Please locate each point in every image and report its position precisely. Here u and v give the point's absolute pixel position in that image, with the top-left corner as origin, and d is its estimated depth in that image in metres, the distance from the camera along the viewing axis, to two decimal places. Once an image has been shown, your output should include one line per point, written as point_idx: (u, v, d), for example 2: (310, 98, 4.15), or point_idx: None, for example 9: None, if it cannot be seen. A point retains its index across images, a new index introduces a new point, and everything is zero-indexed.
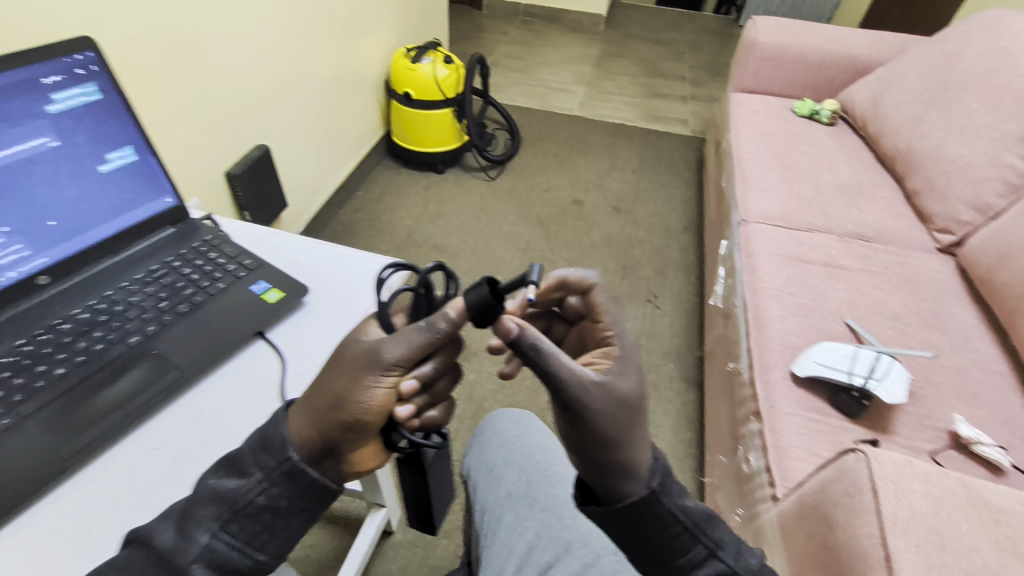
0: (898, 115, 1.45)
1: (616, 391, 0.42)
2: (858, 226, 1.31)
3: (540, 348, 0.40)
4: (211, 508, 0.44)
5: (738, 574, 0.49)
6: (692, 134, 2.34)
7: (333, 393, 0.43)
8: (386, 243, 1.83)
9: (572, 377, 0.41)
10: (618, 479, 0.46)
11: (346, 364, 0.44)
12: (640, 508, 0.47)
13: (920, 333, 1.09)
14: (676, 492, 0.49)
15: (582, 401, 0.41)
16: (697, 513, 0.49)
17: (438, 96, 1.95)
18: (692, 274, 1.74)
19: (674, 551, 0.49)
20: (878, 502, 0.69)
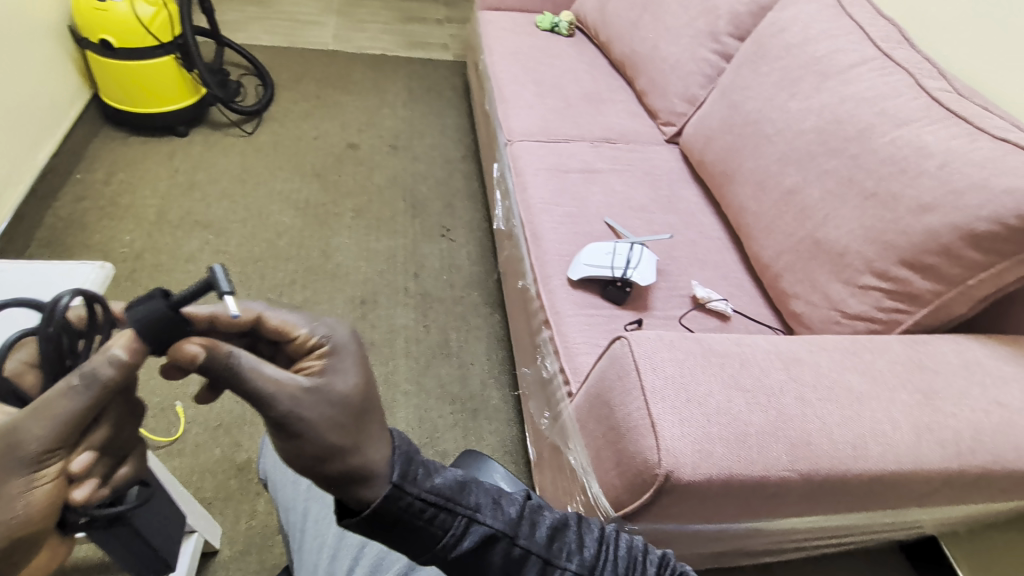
0: (620, 21, 1.57)
1: (334, 391, 0.43)
2: (604, 131, 1.43)
3: (234, 365, 0.39)
4: None
5: (499, 529, 0.53)
6: (455, 58, 2.29)
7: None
8: (131, 231, 1.51)
9: (278, 391, 0.40)
10: (354, 485, 0.45)
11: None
12: (386, 507, 0.46)
13: (662, 218, 1.25)
14: (422, 475, 0.49)
15: (295, 412, 0.40)
16: (448, 487, 0.51)
17: (150, 41, 1.59)
18: (479, 201, 1.76)
19: (435, 533, 0.50)
20: (643, 376, 0.78)
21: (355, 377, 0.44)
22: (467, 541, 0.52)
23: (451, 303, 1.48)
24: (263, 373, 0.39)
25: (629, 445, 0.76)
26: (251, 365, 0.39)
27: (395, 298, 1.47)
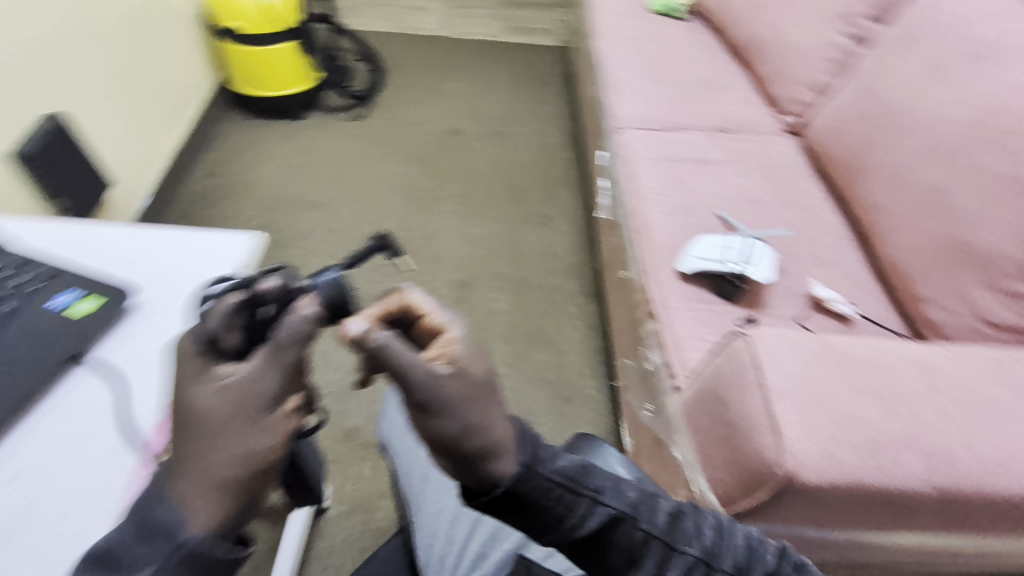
0: (743, 4, 1.50)
1: (469, 372, 0.39)
2: (718, 120, 1.36)
3: (384, 348, 0.36)
4: None
5: (626, 514, 0.45)
6: (558, 43, 2.28)
7: (218, 466, 0.31)
8: (253, 209, 1.56)
9: (423, 375, 0.37)
10: (482, 463, 0.40)
11: (210, 428, 0.31)
12: (515, 488, 0.42)
13: (779, 212, 1.17)
14: (548, 454, 0.44)
15: (436, 396, 0.37)
16: (575, 468, 0.45)
17: (276, 29, 1.63)
18: (579, 189, 1.73)
19: (558, 516, 0.44)
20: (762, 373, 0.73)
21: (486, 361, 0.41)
22: (593, 521, 0.45)
23: (549, 291, 1.48)
24: (405, 353, 0.36)
25: (746, 444, 0.71)
26: (390, 347, 0.36)
27: (494, 283, 1.47)
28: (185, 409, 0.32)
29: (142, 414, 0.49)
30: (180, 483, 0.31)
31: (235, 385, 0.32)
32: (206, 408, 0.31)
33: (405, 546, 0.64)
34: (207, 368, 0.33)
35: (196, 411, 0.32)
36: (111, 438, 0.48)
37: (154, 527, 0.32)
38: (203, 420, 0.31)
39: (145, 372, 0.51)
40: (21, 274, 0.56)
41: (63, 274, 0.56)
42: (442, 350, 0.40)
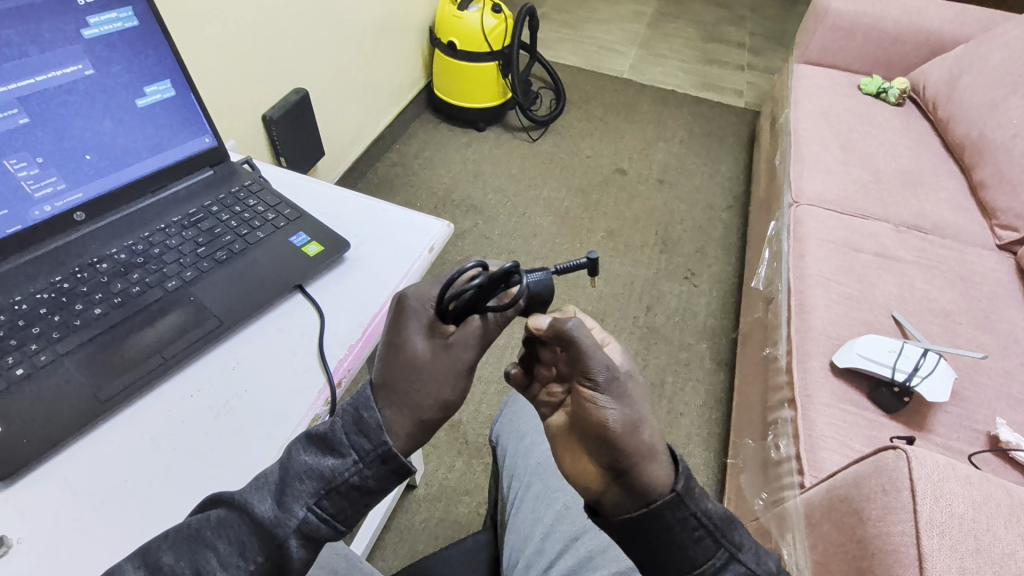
0: (973, 101, 1.34)
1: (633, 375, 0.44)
2: (916, 217, 1.21)
3: (574, 332, 0.40)
4: (308, 481, 0.38)
5: None
6: (746, 106, 2.23)
7: (422, 403, 0.38)
8: (421, 200, 1.67)
9: (603, 360, 0.40)
10: (638, 470, 0.41)
11: (424, 373, 0.38)
12: (662, 513, 0.42)
13: (970, 333, 0.99)
14: (699, 494, 0.43)
15: (613, 380, 0.40)
16: (720, 515, 0.44)
17: (484, 49, 1.74)
18: (733, 254, 1.65)
19: (694, 559, 0.43)
20: (915, 502, 0.58)
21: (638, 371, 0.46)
22: None
23: (678, 348, 1.41)
24: (591, 338, 0.41)
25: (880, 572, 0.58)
26: (576, 330, 0.40)
27: (623, 324, 1.44)
28: (405, 352, 0.39)
29: (339, 358, 0.51)
30: (388, 408, 0.38)
31: (450, 343, 0.39)
32: (425, 356, 0.39)
33: (493, 543, 0.66)
34: (430, 325, 0.40)
35: (414, 356, 0.39)
36: (314, 374, 0.50)
37: (362, 427, 0.38)
38: (421, 362, 0.39)
39: (352, 323, 0.54)
40: (268, 206, 0.61)
41: (302, 215, 0.60)
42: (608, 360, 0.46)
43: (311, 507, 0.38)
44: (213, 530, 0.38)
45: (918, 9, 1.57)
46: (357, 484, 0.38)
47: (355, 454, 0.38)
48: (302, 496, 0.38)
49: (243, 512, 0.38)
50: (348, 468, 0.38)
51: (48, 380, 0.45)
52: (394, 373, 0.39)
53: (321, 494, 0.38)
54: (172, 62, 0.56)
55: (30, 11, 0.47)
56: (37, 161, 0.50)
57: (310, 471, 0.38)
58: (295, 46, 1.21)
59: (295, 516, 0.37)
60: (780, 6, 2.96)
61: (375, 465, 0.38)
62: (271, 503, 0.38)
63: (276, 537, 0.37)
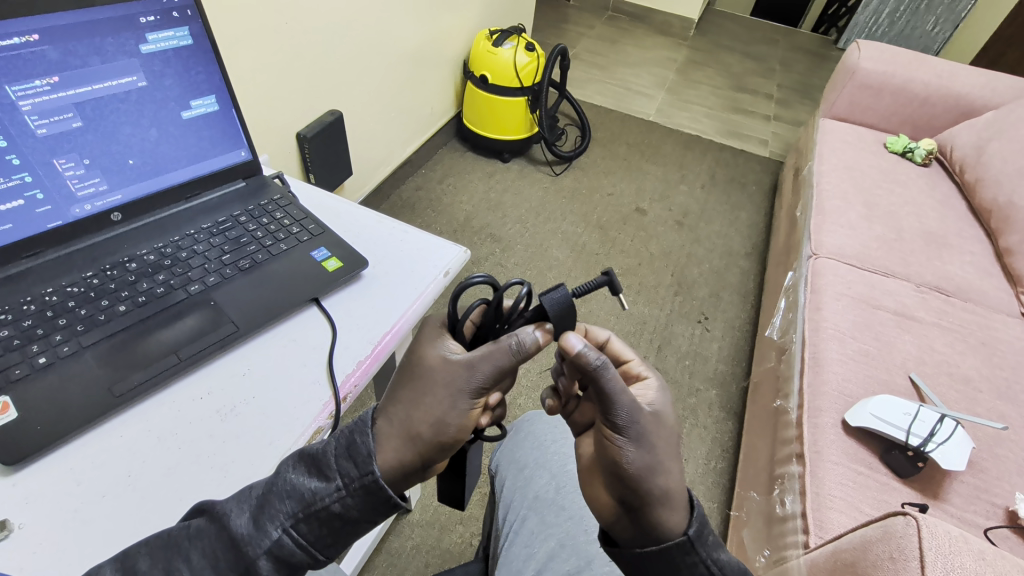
0: (1002, 166, 1.34)
1: (663, 416, 0.43)
2: (938, 279, 1.19)
3: (603, 367, 0.40)
4: (287, 503, 0.38)
5: None
6: (770, 155, 2.24)
7: (417, 416, 0.38)
8: (442, 225, 1.69)
9: (628, 400, 0.40)
10: (654, 511, 0.41)
11: (424, 384, 0.39)
12: (672, 556, 0.41)
13: (991, 402, 0.96)
14: (712, 543, 0.43)
15: (637, 422, 0.40)
16: (730, 566, 0.44)
17: (516, 83, 1.79)
18: (749, 301, 1.64)
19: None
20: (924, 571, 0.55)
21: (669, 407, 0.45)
22: None
23: (687, 392, 1.39)
24: (616, 378, 0.40)
25: None
26: (604, 369, 0.40)
27: None
28: (412, 363, 0.40)
29: (346, 373, 0.52)
30: (384, 426, 0.39)
31: (454, 361, 0.39)
32: (427, 368, 0.39)
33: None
34: (439, 338, 0.41)
35: (420, 368, 0.40)
36: (321, 387, 0.51)
37: (352, 452, 0.38)
38: (422, 373, 0.39)
39: (363, 339, 0.55)
40: (294, 220, 0.63)
41: (325, 231, 0.62)
42: (642, 394, 0.45)
43: (285, 530, 0.37)
44: (191, 540, 0.37)
45: (949, 73, 1.58)
46: (337, 512, 0.38)
47: (339, 480, 0.38)
48: (279, 517, 0.37)
49: (220, 525, 0.38)
50: (331, 495, 0.38)
51: (68, 370, 0.46)
52: (399, 390, 0.40)
53: (298, 517, 0.37)
54: (219, 79, 0.60)
55: (96, 24, 0.50)
56: (84, 163, 0.53)
57: (291, 492, 0.38)
58: (334, 70, 1.26)
59: (270, 536, 0.37)
60: (809, 61, 3.01)
61: (357, 495, 0.38)
62: (247, 519, 0.37)
63: (247, 556, 0.36)
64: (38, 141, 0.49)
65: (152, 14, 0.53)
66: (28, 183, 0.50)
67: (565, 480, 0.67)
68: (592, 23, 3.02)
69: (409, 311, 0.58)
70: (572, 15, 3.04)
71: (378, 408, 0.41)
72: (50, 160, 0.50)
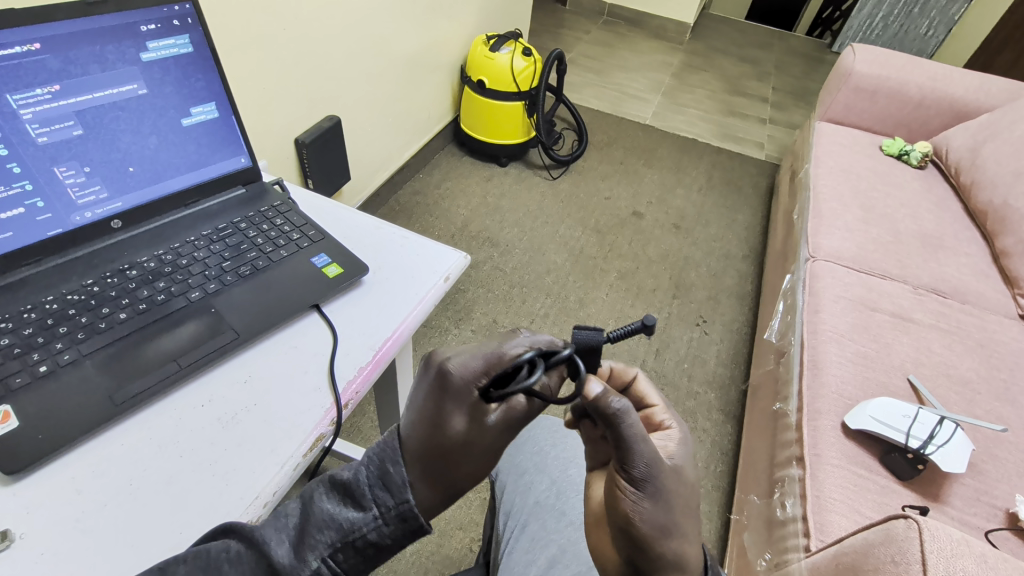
0: (996, 169, 1.35)
1: (681, 472, 0.44)
2: (935, 281, 1.20)
3: (624, 414, 0.39)
4: (326, 532, 0.38)
5: None
6: (766, 158, 2.26)
7: (456, 479, 0.38)
8: (440, 229, 1.69)
9: (646, 452, 0.40)
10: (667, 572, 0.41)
11: (463, 454, 0.38)
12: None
13: (990, 404, 0.97)
14: None
15: (654, 477, 0.40)
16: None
17: (512, 88, 1.79)
18: (747, 304, 1.64)
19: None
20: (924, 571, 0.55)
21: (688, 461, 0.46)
22: None
23: (686, 395, 1.39)
24: (636, 426, 0.40)
25: None
26: (623, 411, 0.39)
27: (632, 366, 1.42)
28: (443, 435, 0.37)
29: (348, 380, 0.52)
30: (417, 480, 0.38)
31: (493, 433, 0.38)
32: (464, 440, 0.37)
33: None
34: (471, 406, 0.38)
35: (453, 440, 0.37)
36: (323, 394, 0.51)
37: (387, 482, 0.38)
38: (458, 445, 0.37)
39: (363, 345, 0.55)
40: (294, 226, 0.63)
41: (325, 237, 0.63)
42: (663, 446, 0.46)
43: (324, 559, 0.38)
44: (230, 564, 0.37)
45: (943, 76, 1.59)
46: (373, 541, 0.38)
47: (376, 509, 0.38)
48: (319, 546, 0.38)
49: (259, 554, 0.37)
50: (367, 523, 0.38)
51: (67, 378, 0.46)
52: (430, 457, 0.38)
53: (336, 546, 0.38)
54: (218, 86, 0.60)
55: (96, 32, 0.50)
56: (84, 171, 0.53)
57: (329, 521, 0.39)
58: (331, 75, 1.26)
59: (308, 566, 0.37)
60: (804, 64, 3.03)
61: (393, 524, 0.38)
62: (287, 549, 0.38)
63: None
64: (37, 149, 0.49)
65: (152, 22, 0.54)
66: (28, 191, 0.50)
67: (565, 487, 0.67)
68: (588, 27, 3.04)
69: (410, 316, 0.58)
70: (568, 20, 3.06)
71: (398, 430, 0.40)
72: (50, 168, 0.50)
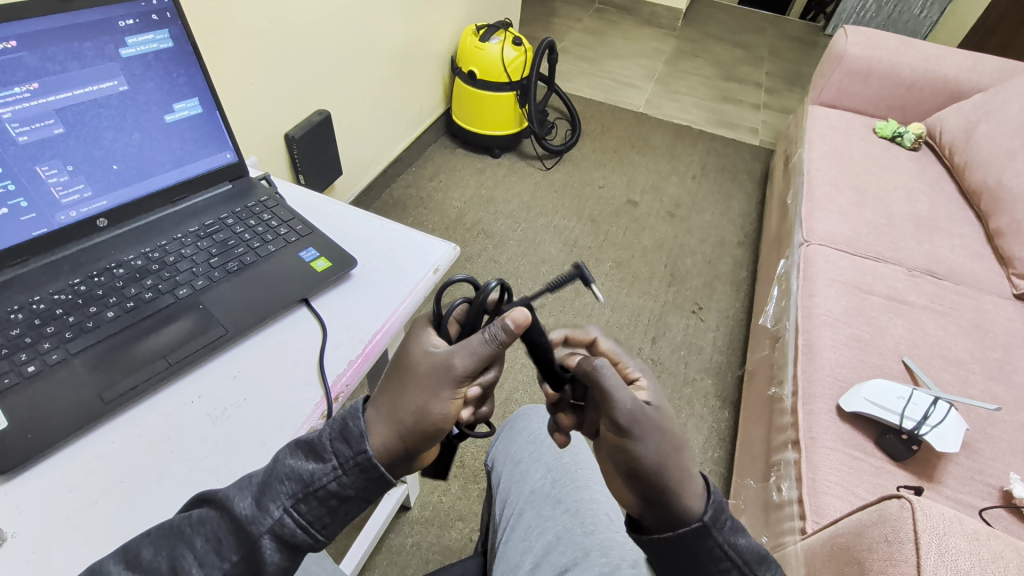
0: (989, 149, 1.35)
1: (659, 410, 0.43)
2: (929, 263, 1.20)
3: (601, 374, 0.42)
4: (287, 484, 0.38)
5: None
6: (761, 144, 2.25)
7: (402, 407, 0.39)
8: (434, 222, 1.69)
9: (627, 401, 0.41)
10: (671, 506, 0.42)
11: (411, 379, 0.39)
12: (691, 539, 0.42)
13: (984, 383, 0.97)
14: (729, 528, 0.43)
15: (638, 427, 0.41)
16: (749, 552, 0.44)
17: (504, 79, 1.78)
18: (742, 290, 1.64)
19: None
20: (920, 566, 0.54)
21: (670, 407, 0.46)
22: None
23: (682, 381, 1.39)
24: (613, 378, 0.42)
25: None
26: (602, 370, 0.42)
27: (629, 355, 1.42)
28: (402, 357, 0.40)
29: (338, 373, 0.52)
30: (372, 414, 0.40)
31: (440, 355, 0.39)
32: (413, 360, 0.39)
33: (482, 570, 0.65)
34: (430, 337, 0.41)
35: (408, 361, 0.40)
36: (312, 388, 0.51)
37: (346, 435, 0.39)
38: (409, 361, 0.40)
39: (353, 338, 0.55)
40: (282, 221, 0.63)
41: (314, 231, 0.62)
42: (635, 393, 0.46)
43: (286, 510, 0.38)
44: (193, 528, 0.38)
45: (935, 56, 1.58)
46: (335, 492, 0.39)
47: (335, 461, 0.39)
48: (281, 497, 0.38)
49: (223, 510, 0.38)
50: (327, 474, 0.39)
51: (56, 378, 0.46)
52: (386, 383, 0.40)
53: (299, 497, 0.38)
54: (201, 81, 0.60)
55: (75, 30, 0.50)
56: (67, 169, 0.52)
57: (290, 474, 0.39)
58: (319, 69, 1.25)
59: (271, 516, 0.37)
60: (798, 48, 3.01)
61: (354, 474, 0.39)
62: (249, 500, 0.38)
63: (250, 536, 0.37)
64: (19, 149, 0.49)
65: (130, 17, 0.53)
66: (11, 191, 0.49)
67: (562, 473, 0.67)
68: (579, 15, 3.01)
69: (399, 309, 0.58)
70: (559, 8, 3.03)
71: (366, 399, 0.41)
72: (32, 167, 0.50)
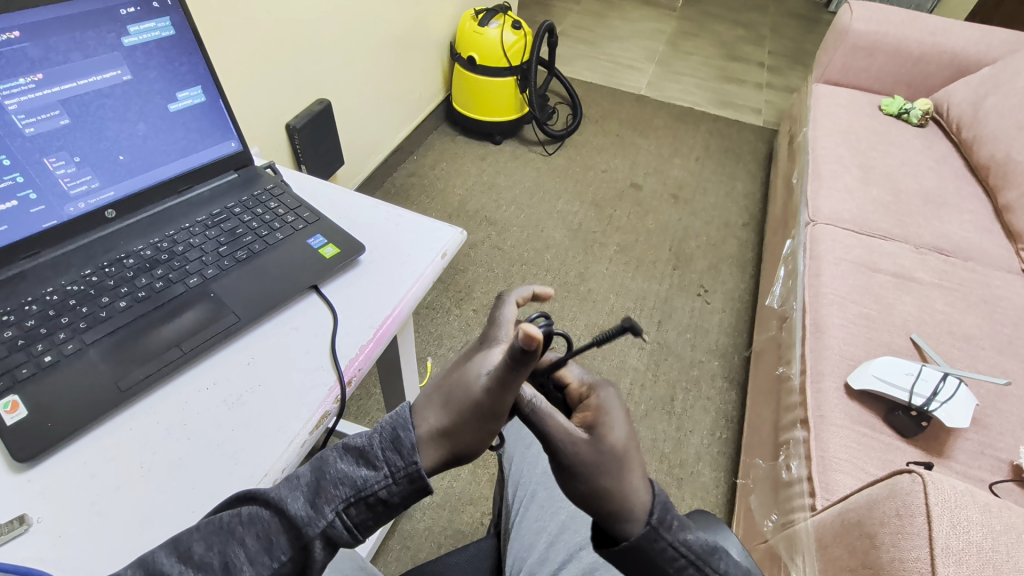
0: (999, 122, 1.33)
1: (601, 440, 0.40)
2: (937, 239, 1.19)
3: (538, 408, 0.41)
4: (340, 489, 0.39)
5: None
6: (764, 124, 2.22)
7: (442, 433, 0.40)
8: (437, 210, 1.69)
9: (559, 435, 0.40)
10: (616, 526, 0.40)
11: (455, 400, 0.40)
12: (641, 551, 0.40)
13: (993, 358, 0.97)
14: (677, 523, 0.41)
15: (566, 453, 0.40)
16: (701, 544, 0.41)
17: (504, 64, 1.76)
18: (747, 271, 1.64)
19: None
20: (934, 565, 0.52)
21: (626, 432, 0.41)
22: None
23: (689, 363, 1.39)
24: (560, 420, 0.41)
25: None
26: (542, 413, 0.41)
27: (634, 339, 1.42)
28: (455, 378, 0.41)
29: (350, 360, 0.52)
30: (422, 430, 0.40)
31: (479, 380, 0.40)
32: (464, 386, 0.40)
33: (496, 550, 0.66)
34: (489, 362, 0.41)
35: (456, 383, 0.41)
36: (326, 372, 0.51)
37: (397, 445, 0.40)
38: (462, 384, 0.40)
39: (363, 324, 0.55)
40: (288, 209, 0.63)
41: (320, 218, 0.62)
42: (583, 416, 0.43)
43: (338, 513, 0.38)
44: (244, 526, 0.38)
45: (942, 29, 1.55)
46: (383, 499, 0.39)
47: (387, 469, 0.39)
48: (334, 500, 0.38)
49: (277, 509, 0.38)
50: (378, 482, 0.39)
51: (73, 367, 0.47)
52: (428, 400, 0.41)
53: (350, 501, 0.39)
54: (203, 69, 0.59)
55: (75, 19, 0.50)
56: (74, 161, 0.52)
57: (343, 478, 0.39)
58: (318, 58, 1.23)
59: (324, 518, 0.38)
60: (801, 26, 2.97)
61: (403, 484, 0.39)
62: (302, 502, 0.38)
63: (304, 537, 0.38)
64: (26, 141, 0.49)
65: (130, 6, 0.53)
66: (20, 183, 0.50)
67: None
68: None
69: (409, 293, 0.58)
70: None
71: (412, 405, 0.42)
72: (40, 159, 0.50)
